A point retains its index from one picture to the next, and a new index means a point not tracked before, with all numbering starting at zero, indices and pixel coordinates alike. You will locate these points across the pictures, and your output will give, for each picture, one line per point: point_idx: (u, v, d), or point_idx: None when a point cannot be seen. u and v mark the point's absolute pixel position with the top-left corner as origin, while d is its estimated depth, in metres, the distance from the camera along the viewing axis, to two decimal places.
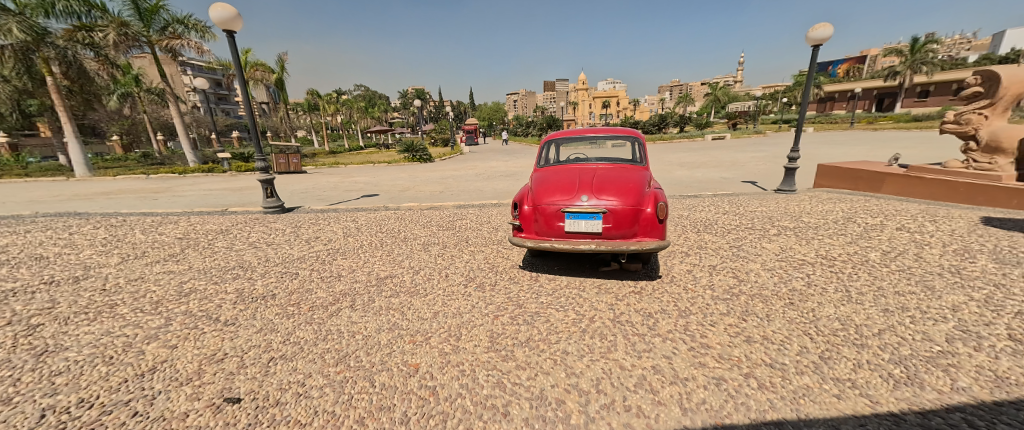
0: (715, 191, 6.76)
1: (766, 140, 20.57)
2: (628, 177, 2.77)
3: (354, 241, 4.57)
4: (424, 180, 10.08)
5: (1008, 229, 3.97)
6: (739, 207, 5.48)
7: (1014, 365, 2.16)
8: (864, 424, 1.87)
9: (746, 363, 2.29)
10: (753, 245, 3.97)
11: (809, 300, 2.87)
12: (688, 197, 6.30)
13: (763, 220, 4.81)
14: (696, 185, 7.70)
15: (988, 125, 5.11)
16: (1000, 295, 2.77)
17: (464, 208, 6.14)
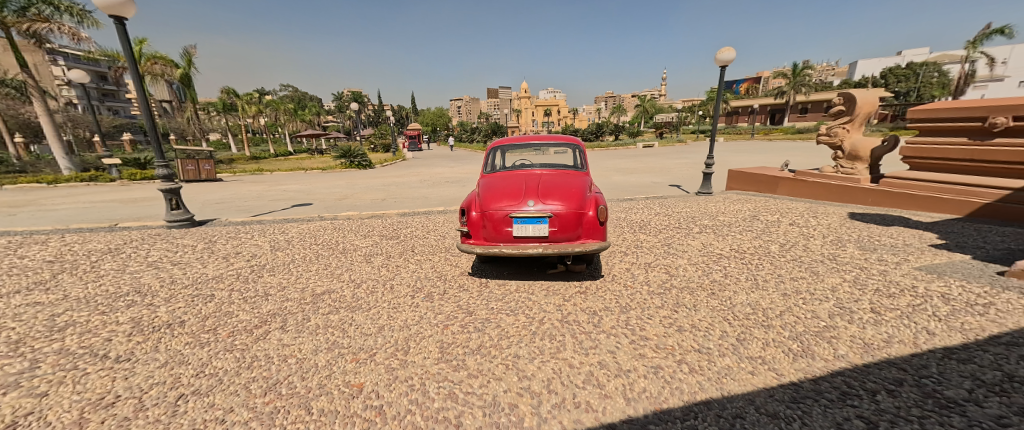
0: (646, 194, 7.37)
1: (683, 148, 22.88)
2: (571, 182, 2.93)
3: (283, 255, 4.16)
4: (364, 187, 9.54)
5: (862, 222, 4.88)
6: (665, 209, 6.03)
7: (875, 332, 2.66)
8: (772, 395, 2.16)
9: (679, 351, 2.51)
10: (680, 244, 4.39)
11: (727, 290, 3.25)
12: (623, 201, 6.78)
13: (687, 219, 5.34)
14: (630, 189, 8.35)
15: (849, 138, 6.18)
16: (864, 276, 3.40)
17: (407, 216, 5.94)
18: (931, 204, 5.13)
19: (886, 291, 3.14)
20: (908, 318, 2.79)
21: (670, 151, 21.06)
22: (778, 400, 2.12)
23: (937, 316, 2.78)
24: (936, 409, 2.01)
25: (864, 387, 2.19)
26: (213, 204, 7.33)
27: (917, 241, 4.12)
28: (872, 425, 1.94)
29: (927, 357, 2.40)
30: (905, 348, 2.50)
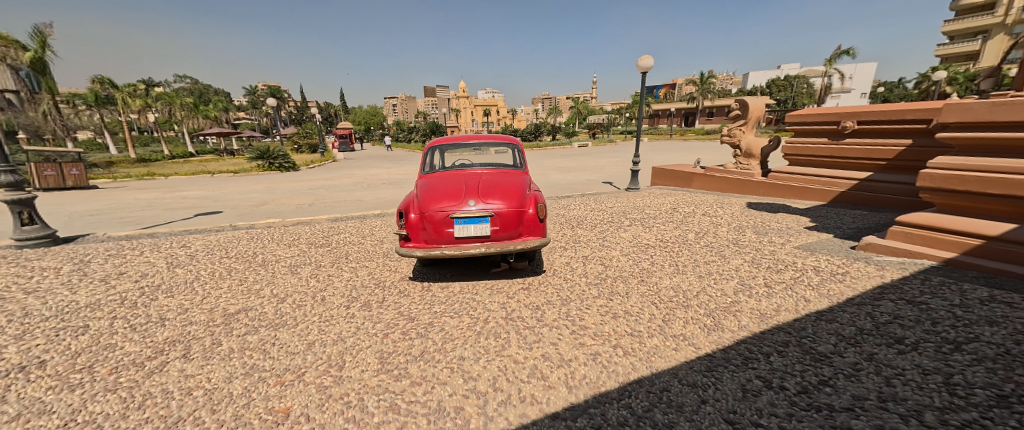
0: (580, 192, 7.80)
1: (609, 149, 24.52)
2: (510, 181, 2.96)
3: (186, 272, 3.60)
4: (288, 191, 8.70)
5: (753, 210, 5.68)
6: (596, 204, 6.42)
7: (768, 303, 3.13)
8: (692, 366, 2.42)
9: (614, 336, 2.69)
10: (613, 237, 4.71)
11: (654, 276, 3.57)
12: (560, 198, 7.07)
13: (618, 213, 5.75)
14: (568, 186, 8.83)
15: (744, 138, 7.13)
16: (759, 256, 3.97)
17: (338, 221, 5.54)
18: (806, 194, 6.21)
19: (776, 268, 3.70)
20: (792, 289, 3.33)
21: (595, 150, 22.39)
22: (696, 370, 2.37)
23: (812, 286, 3.35)
24: (813, 363, 2.44)
25: (761, 351, 2.56)
26: (84, 216, 6.09)
27: (793, 225, 4.92)
28: (768, 383, 2.27)
29: (806, 321, 2.88)
30: (790, 315, 2.97)
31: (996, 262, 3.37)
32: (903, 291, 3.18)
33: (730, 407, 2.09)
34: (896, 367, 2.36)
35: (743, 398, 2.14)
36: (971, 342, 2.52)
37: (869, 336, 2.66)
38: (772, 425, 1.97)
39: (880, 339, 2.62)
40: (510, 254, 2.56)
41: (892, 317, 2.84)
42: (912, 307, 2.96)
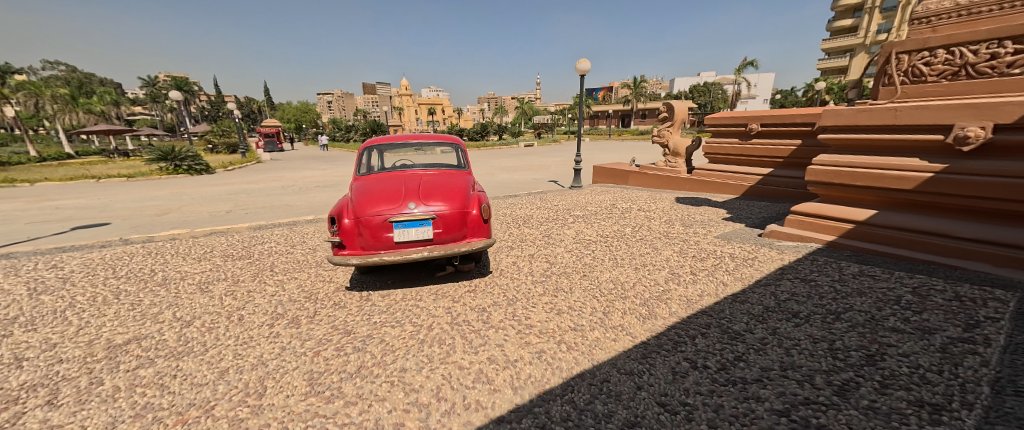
0: (523, 193, 8.07)
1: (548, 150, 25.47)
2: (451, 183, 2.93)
3: (64, 298, 3.07)
4: (197, 197, 7.78)
5: (680, 205, 6.36)
6: (538, 206, 6.65)
7: (693, 290, 3.44)
8: (629, 355, 2.56)
9: (558, 332, 2.76)
10: (557, 238, 4.89)
11: (595, 270, 3.78)
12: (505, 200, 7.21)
13: (560, 214, 6.00)
14: (515, 189, 9.26)
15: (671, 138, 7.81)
16: (683, 248, 4.37)
17: (261, 229, 5.07)
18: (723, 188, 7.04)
19: (700, 257, 4.09)
20: (712, 274, 3.70)
21: (535, 151, 23.11)
22: (633, 358, 2.52)
23: (729, 272, 3.75)
24: (729, 341, 2.72)
25: (687, 335, 2.80)
26: None
27: (711, 217, 5.55)
28: (694, 364, 2.48)
29: (723, 304, 3.20)
30: (711, 299, 3.28)
31: (863, 242, 4.04)
32: (797, 272, 3.67)
33: (662, 391, 2.25)
34: (793, 339, 2.71)
35: (673, 380, 2.32)
36: (847, 311, 2.99)
37: (772, 313, 3.03)
38: (696, 403, 2.16)
39: (781, 315, 2.99)
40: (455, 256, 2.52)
41: (789, 295, 3.27)
42: (804, 284, 3.44)
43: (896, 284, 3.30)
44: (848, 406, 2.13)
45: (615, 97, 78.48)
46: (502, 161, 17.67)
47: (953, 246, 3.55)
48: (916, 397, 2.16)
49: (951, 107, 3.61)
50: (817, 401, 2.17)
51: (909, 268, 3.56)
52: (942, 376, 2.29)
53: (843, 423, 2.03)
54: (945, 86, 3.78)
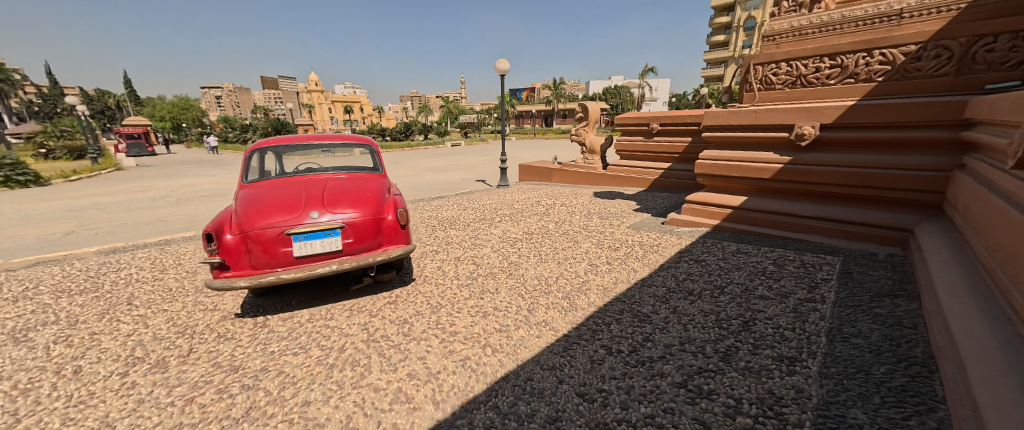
0: (447, 196, 8.19)
1: (472, 151, 25.87)
2: (364, 189, 2.81)
3: None
4: (29, 216, 6.38)
5: (598, 198, 7.26)
6: (462, 210, 6.77)
7: (607, 279, 3.72)
8: (553, 349, 2.64)
9: (483, 336, 2.75)
10: (483, 240, 4.94)
11: (520, 270, 3.93)
12: (431, 206, 7.22)
13: (484, 217, 6.17)
14: (441, 191, 9.46)
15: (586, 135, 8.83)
16: (595, 243, 4.73)
17: (119, 253, 4.34)
18: (633, 182, 8.09)
19: (614, 247, 4.55)
20: (625, 264, 4.06)
21: (460, 153, 23.26)
22: (555, 352, 2.61)
23: (639, 259, 4.16)
24: (636, 323, 2.97)
25: (605, 321, 2.99)
26: None
27: (625, 208, 6.41)
28: (610, 350, 2.65)
29: (634, 289, 3.49)
30: (624, 285, 3.58)
31: (741, 224, 4.71)
32: (693, 255, 4.14)
33: (581, 381, 2.35)
34: (689, 315, 3.03)
35: (591, 369, 2.45)
36: (729, 285, 3.45)
37: (673, 293, 3.37)
38: (612, 388, 2.30)
39: (680, 294, 3.35)
40: (367, 267, 2.43)
41: (686, 276, 3.68)
42: (697, 265, 3.91)
43: (764, 259, 3.89)
44: (730, 369, 2.43)
45: (537, 97, 78.65)
46: (429, 163, 17.52)
47: (800, 222, 4.31)
48: (778, 353, 2.55)
49: (793, 109, 4.34)
50: (708, 369, 2.45)
51: (772, 244, 4.24)
52: (795, 332, 2.74)
53: (727, 386, 2.31)
54: (788, 93, 4.58)
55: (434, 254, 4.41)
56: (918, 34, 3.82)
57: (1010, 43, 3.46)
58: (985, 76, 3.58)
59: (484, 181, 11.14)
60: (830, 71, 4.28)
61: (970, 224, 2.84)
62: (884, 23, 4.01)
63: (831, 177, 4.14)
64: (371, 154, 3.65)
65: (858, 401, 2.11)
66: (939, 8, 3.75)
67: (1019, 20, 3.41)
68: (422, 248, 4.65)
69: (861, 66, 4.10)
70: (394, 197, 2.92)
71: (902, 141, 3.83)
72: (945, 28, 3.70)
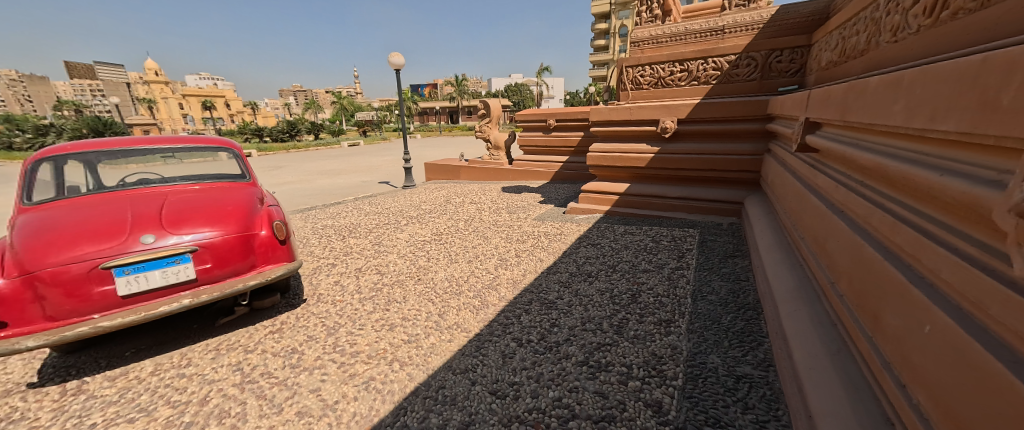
0: (345, 201, 7.61)
1: (373, 149, 24.45)
2: (236, 209, 2.74)
3: None
4: None
5: (506, 194, 7.44)
6: (362, 215, 6.34)
7: (515, 272, 3.79)
8: (464, 351, 2.58)
9: (389, 350, 2.58)
10: (389, 246, 4.67)
11: (430, 273, 3.81)
12: (329, 213, 6.64)
13: (387, 221, 5.86)
14: (337, 196, 8.76)
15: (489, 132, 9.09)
16: (500, 237, 4.81)
17: None
18: (537, 175, 8.51)
19: (522, 240, 4.68)
20: (534, 254, 4.22)
21: (359, 152, 21.73)
22: (466, 353, 2.56)
23: (545, 249, 4.36)
24: (540, 309, 3.10)
25: (515, 313, 3.04)
26: None
27: (530, 201, 6.68)
28: (520, 340, 2.70)
29: (541, 278, 3.64)
30: (532, 276, 3.70)
31: (627, 208, 5.31)
32: (590, 239, 4.55)
33: (494, 378, 2.34)
34: (588, 296, 3.29)
35: (503, 364, 2.46)
36: (620, 263, 3.88)
37: (574, 277, 3.63)
38: (523, 380, 2.33)
39: (580, 277, 3.64)
40: (232, 295, 2.42)
41: (586, 259, 4.01)
42: (594, 249, 4.29)
43: (644, 236, 4.56)
44: (623, 340, 2.70)
45: (443, 93, 78.72)
46: (325, 166, 16.02)
47: (668, 202, 5.04)
48: (659, 318, 2.95)
49: (656, 108, 5.00)
50: (606, 343, 2.68)
51: (650, 223, 4.95)
52: (671, 300, 3.19)
53: (621, 356, 2.54)
54: (652, 92, 5.32)
55: (330, 268, 4.02)
56: (735, 46, 4.77)
57: (790, 56, 4.50)
58: (777, 81, 4.61)
59: (388, 182, 10.61)
60: (681, 74, 5.09)
61: (778, 196, 3.81)
62: (713, 37, 4.94)
63: (690, 164, 4.87)
64: (239, 159, 3.48)
65: (714, 347, 2.60)
66: (748, 26, 4.75)
67: (794, 39, 4.44)
68: (317, 262, 4.22)
69: (700, 70, 4.98)
70: (275, 215, 2.89)
71: (736, 132, 4.69)
72: (751, 43, 4.68)
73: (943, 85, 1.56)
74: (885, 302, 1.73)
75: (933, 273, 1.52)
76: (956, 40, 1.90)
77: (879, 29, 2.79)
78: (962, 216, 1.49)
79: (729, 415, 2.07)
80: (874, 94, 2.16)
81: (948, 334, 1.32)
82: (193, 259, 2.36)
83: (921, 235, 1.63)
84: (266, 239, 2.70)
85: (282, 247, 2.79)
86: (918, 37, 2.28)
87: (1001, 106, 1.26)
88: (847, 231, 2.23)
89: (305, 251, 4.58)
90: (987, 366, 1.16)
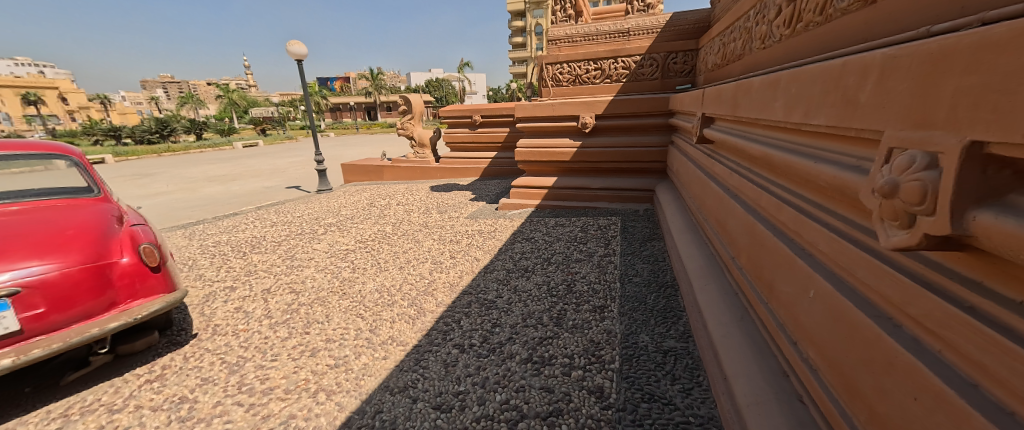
0: (250, 211, 6.79)
1: (283, 150, 22.29)
2: (85, 237, 2.36)
3: None
4: None
5: (435, 193, 7.20)
6: (270, 226, 5.70)
7: (448, 275, 3.65)
8: (402, 367, 2.40)
9: (312, 380, 2.31)
10: (305, 259, 4.23)
11: (356, 285, 3.52)
12: (229, 226, 5.87)
13: (299, 231, 5.32)
14: (240, 206, 7.79)
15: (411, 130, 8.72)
16: (427, 240, 4.62)
17: None
18: (467, 172, 8.38)
19: (455, 241, 4.53)
20: (470, 254, 4.11)
21: (267, 153, 19.66)
22: (407, 369, 2.38)
23: (480, 248, 4.27)
24: (479, 310, 3.01)
25: (456, 317, 2.92)
26: None
27: (462, 200, 6.54)
28: (462, 346, 2.59)
29: (479, 278, 3.54)
30: (470, 277, 3.59)
31: (557, 201, 5.43)
32: (524, 234, 4.56)
33: (437, 391, 2.20)
34: (527, 291, 3.27)
35: (446, 374, 2.33)
36: (554, 255, 3.93)
37: (512, 274, 3.59)
38: (468, 388, 2.22)
39: (517, 272, 3.61)
40: (82, 344, 2.09)
41: (521, 254, 4.00)
42: (528, 243, 4.29)
43: (575, 228, 4.65)
44: (563, 331, 2.72)
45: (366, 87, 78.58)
46: (225, 170, 14.21)
47: (592, 193, 5.28)
48: (592, 305, 3.03)
49: (576, 104, 5.12)
50: (547, 336, 2.67)
51: (579, 214, 5.10)
52: (603, 287, 3.29)
53: (562, 347, 2.54)
54: (572, 89, 5.49)
55: (229, 293, 3.52)
56: (639, 48, 5.09)
57: (684, 59, 4.93)
58: (675, 81, 5.02)
59: (301, 187, 9.69)
60: (595, 72, 5.32)
61: (682, 183, 4.16)
62: (618, 38, 5.22)
63: (607, 157, 5.10)
64: (82, 168, 3.08)
65: (643, 326, 2.72)
66: (648, 30, 5.09)
67: (685, 43, 4.86)
68: (216, 286, 3.68)
69: (610, 69, 5.26)
70: (141, 238, 2.55)
71: (645, 128, 5.00)
72: (651, 45, 5.01)
73: (815, 86, 1.80)
74: (779, 272, 1.93)
75: (814, 246, 1.73)
76: (813, 46, 2.36)
77: (751, 37, 3.29)
78: (831, 196, 1.72)
79: (660, 388, 2.16)
80: (759, 93, 2.45)
81: (826, 295, 1.51)
82: (16, 306, 1.96)
83: (802, 214, 1.86)
84: (129, 271, 2.36)
85: (154, 276, 2.47)
86: (781, 44, 2.79)
87: (857, 103, 1.46)
88: (742, 213, 2.49)
89: (190, 275, 3.97)
90: (856, 320, 1.33)
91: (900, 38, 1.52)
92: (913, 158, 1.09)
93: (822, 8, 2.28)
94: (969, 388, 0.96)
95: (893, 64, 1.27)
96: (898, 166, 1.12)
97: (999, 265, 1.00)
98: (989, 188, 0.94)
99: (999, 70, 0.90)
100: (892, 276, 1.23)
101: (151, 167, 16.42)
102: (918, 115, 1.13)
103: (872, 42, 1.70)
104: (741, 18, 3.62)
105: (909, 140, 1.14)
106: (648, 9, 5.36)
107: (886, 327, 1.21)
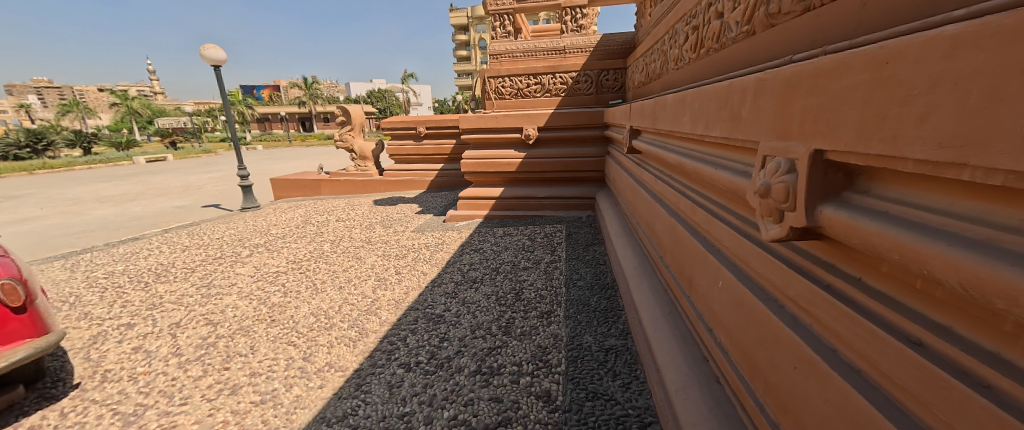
0: (159, 235, 6.16)
1: (202, 164, 20.45)
2: None
3: None
4: None
5: (377, 207, 7.05)
6: (185, 250, 5.24)
7: (391, 292, 3.61)
8: (340, 394, 2.34)
9: (231, 421, 2.19)
10: (225, 286, 3.94)
11: (287, 310, 3.36)
12: (133, 252, 5.30)
13: (220, 255, 4.94)
14: (147, 229, 7.04)
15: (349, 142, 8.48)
16: (365, 257, 4.51)
17: None
18: (412, 184, 8.31)
19: (400, 255, 4.49)
20: (415, 268, 4.10)
21: (180, 169, 17.85)
22: (346, 395, 2.33)
23: (427, 261, 4.27)
24: (429, 324, 3.03)
25: (401, 335, 2.91)
26: None
27: (407, 213, 6.48)
28: (408, 364, 2.58)
29: (425, 292, 3.54)
30: (415, 292, 3.57)
31: (504, 211, 5.60)
32: (473, 245, 4.64)
33: (380, 416, 2.17)
34: (475, 303, 3.32)
35: (390, 395, 2.32)
36: (501, 265, 4.03)
37: (460, 286, 3.63)
38: (414, 408, 2.22)
39: (465, 284, 3.66)
40: None
41: (469, 266, 4.06)
42: (476, 254, 4.37)
43: (522, 236, 4.80)
44: (512, 339, 2.81)
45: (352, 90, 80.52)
46: (129, 189, 12.73)
47: (538, 202, 5.49)
48: (540, 311, 3.15)
49: (516, 118, 5.33)
50: (496, 346, 2.74)
51: (524, 224, 5.29)
52: (549, 292, 3.44)
53: (510, 356, 2.63)
54: (513, 102, 5.70)
55: (126, 331, 3.19)
56: (574, 65, 5.42)
57: (615, 76, 5.33)
58: (608, 96, 5.41)
59: (222, 206, 8.94)
60: (535, 86, 5.58)
61: (618, 190, 4.47)
62: (555, 56, 5.52)
63: (549, 168, 5.34)
64: None
65: (587, 327, 2.89)
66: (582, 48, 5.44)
67: (614, 62, 5.27)
68: (109, 324, 3.31)
69: (550, 83, 5.54)
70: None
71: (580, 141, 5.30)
72: (586, 63, 5.38)
73: (712, 103, 2.06)
74: (696, 268, 2.17)
75: (720, 242, 1.98)
76: (714, 68, 2.68)
77: (667, 58, 3.66)
78: (729, 199, 1.98)
79: (603, 386, 2.31)
80: (672, 109, 2.73)
81: (730, 285, 1.73)
82: None
83: (710, 215, 2.11)
84: None
85: (16, 319, 2.24)
86: (690, 65, 3.13)
87: (742, 118, 1.71)
88: (666, 216, 2.75)
89: (73, 314, 3.52)
90: (752, 304, 1.55)
91: (771, 64, 1.82)
92: (778, 164, 1.29)
93: (718, 36, 2.61)
94: (829, 352, 1.17)
95: (763, 86, 1.51)
96: (769, 171, 1.33)
97: (843, 248, 1.21)
98: (831, 187, 1.15)
99: (825, 94, 1.11)
100: (777, 264, 1.44)
101: (29, 187, 14.18)
102: (782, 128, 1.35)
103: (752, 67, 1.99)
104: (658, 42, 4.02)
105: (776, 149, 1.35)
106: (581, 29, 5.55)
107: (773, 308, 1.43)
